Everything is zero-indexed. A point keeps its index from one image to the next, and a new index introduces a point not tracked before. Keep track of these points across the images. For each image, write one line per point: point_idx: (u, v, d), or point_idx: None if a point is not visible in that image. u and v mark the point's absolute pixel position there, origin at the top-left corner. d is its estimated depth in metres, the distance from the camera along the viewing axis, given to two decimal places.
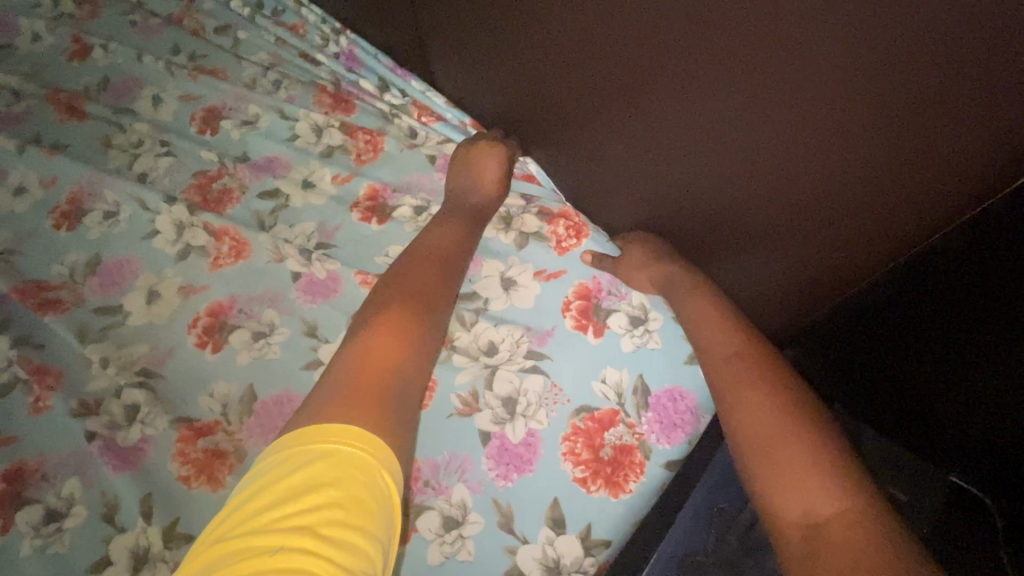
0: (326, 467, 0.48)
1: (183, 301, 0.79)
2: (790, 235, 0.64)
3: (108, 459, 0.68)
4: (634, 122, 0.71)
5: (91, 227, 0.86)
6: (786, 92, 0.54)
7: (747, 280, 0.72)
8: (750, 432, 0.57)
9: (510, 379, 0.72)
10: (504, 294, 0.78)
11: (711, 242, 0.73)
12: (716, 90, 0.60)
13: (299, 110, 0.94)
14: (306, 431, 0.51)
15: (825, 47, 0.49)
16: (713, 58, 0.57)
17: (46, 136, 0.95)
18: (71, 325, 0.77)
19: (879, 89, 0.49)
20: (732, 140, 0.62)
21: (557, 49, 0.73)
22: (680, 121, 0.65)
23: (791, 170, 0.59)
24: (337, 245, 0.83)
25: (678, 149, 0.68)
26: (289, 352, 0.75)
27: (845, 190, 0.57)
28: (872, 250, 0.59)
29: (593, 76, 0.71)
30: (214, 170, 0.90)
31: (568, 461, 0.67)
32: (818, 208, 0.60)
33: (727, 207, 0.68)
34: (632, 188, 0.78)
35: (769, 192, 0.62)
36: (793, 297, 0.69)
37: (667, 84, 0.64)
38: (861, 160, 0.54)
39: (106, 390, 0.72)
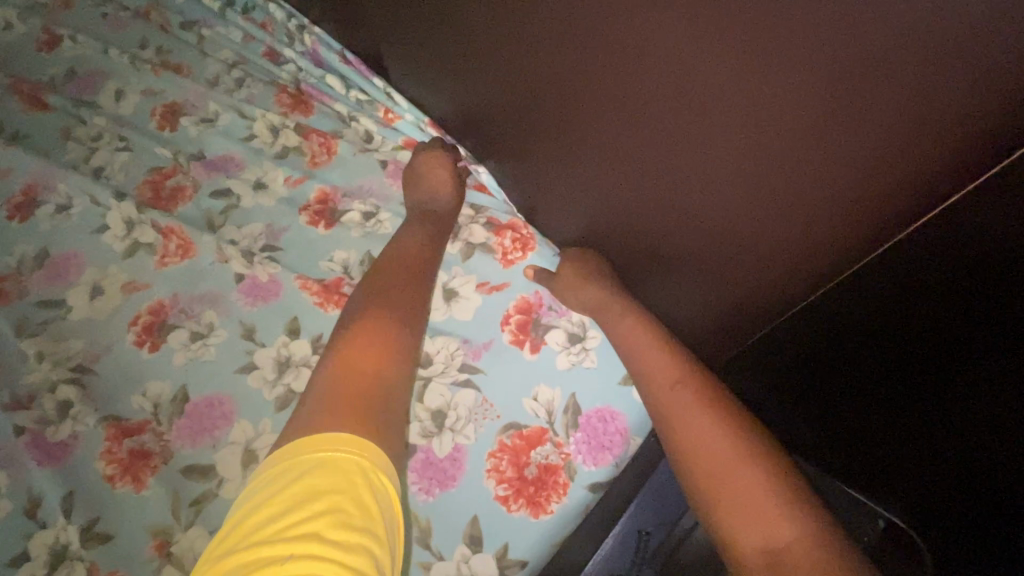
0: (324, 475, 0.48)
1: (126, 298, 0.79)
2: (739, 258, 0.65)
3: (35, 454, 0.68)
4: (586, 139, 0.72)
5: (42, 220, 0.86)
6: (723, 116, 0.56)
7: (693, 298, 0.73)
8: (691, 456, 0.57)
9: (442, 393, 0.71)
10: (444, 305, 0.78)
11: (662, 263, 0.73)
12: (657, 109, 0.61)
13: (257, 110, 0.94)
14: (297, 441, 0.51)
15: (769, 70, 0.50)
16: (662, 78, 0.59)
17: (7, 125, 0.95)
18: (14, 318, 0.77)
19: (824, 112, 0.50)
20: (683, 160, 0.63)
21: (515, 57, 0.73)
22: (631, 140, 0.66)
23: (739, 191, 0.60)
24: (283, 248, 0.82)
25: (631, 168, 0.69)
26: (224, 354, 0.75)
27: (792, 214, 0.57)
28: (818, 271, 0.60)
29: (549, 85, 0.71)
30: (168, 167, 0.90)
31: (492, 478, 0.66)
32: (765, 231, 0.60)
33: (678, 227, 0.68)
34: (581, 203, 0.78)
35: (719, 211, 0.63)
36: (739, 319, 0.70)
37: (620, 102, 0.65)
38: (807, 182, 0.55)
39: (40, 385, 0.72)
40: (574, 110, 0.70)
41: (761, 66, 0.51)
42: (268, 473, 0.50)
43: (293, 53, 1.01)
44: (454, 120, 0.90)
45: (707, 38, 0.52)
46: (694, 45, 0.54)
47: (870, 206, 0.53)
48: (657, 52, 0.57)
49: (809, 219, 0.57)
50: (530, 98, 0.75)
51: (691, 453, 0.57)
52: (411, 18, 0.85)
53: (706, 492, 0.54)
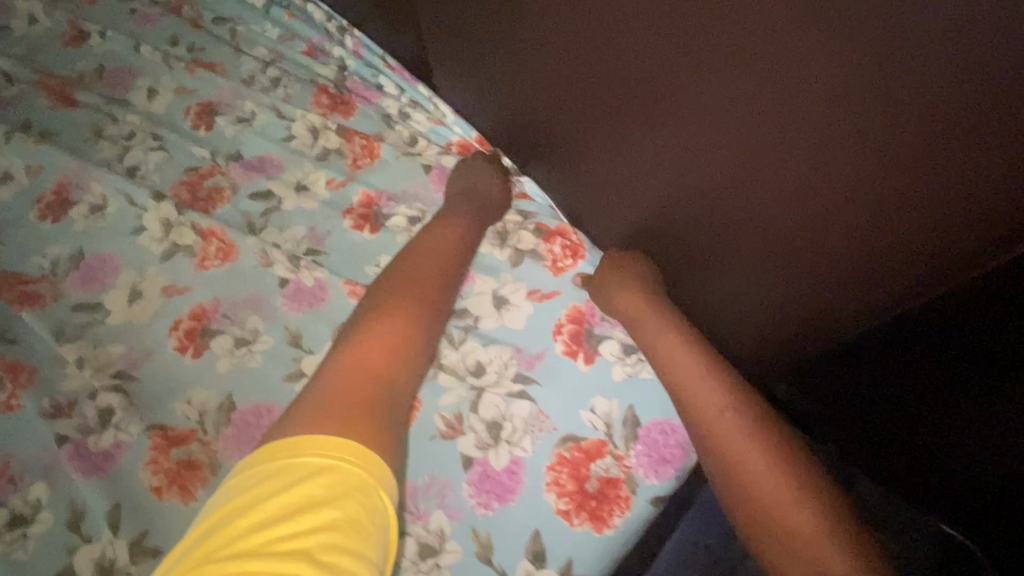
0: (319, 484, 0.46)
1: (165, 302, 0.77)
2: (771, 281, 0.63)
3: (77, 464, 0.66)
4: (630, 143, 0.69)
5: (76, 220, 0.83)
6: (746, 121, 0.54)
7: (727, 310, 0.70)
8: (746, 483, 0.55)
9: (497, 404, 0.70)
10: (495, 313, 0.76)
11: (694, 273, 0.72)
12: (685, 111, 0.60)
13: (296, 111, 0.92)
14: (296, 439, 0.48)
15: (832, 90, 0.47)
16: (716, 87, 0.55)
17: (36, 123, 0.93)
18: (50, 321, 0.75)
19: (852, 123, 0.48)
20: (723, 176, 0.60)
21: (563, 60, 0.70)
22: (675, 149, 0.63)
23: (777, 216, 0.57)
24: (327, 252, 0.81)
25: (671, 177, 0.66)
26: (271, 362, 0.73)
27: (833, 244, 0.55)
28: (850, 300, 0.58)
29: (596, 87, 0.68)
30: (206, 168, 0.88)
31: (552, 492, 0.65)
32: (801, 258, 0.58)
33: (711, 243, 0.66)
34: (624, 207, 0.76)
35: (754, 233, 0.61)
36: (767, 342, 0.69)
37: (667, 109, 0.61)
38: (852, 213, 0.52)
39: (79, 392, 0.70)
40: (621, 114, 0.67)
41: (823, 85, 0.48)
42: (257, 473, 0.47)
43: (338, 54, 0.99)
44: (496, 123, 0.88)
45: (776, 46, 0.49)
46: (758, 55, 0.50)
47: (915, 249, 0.50)
48: (716, 58, 0.53)
49: (847, 250, 0.54)
50: (576, 101, 0.72)
51: (737, 468, 0.56)
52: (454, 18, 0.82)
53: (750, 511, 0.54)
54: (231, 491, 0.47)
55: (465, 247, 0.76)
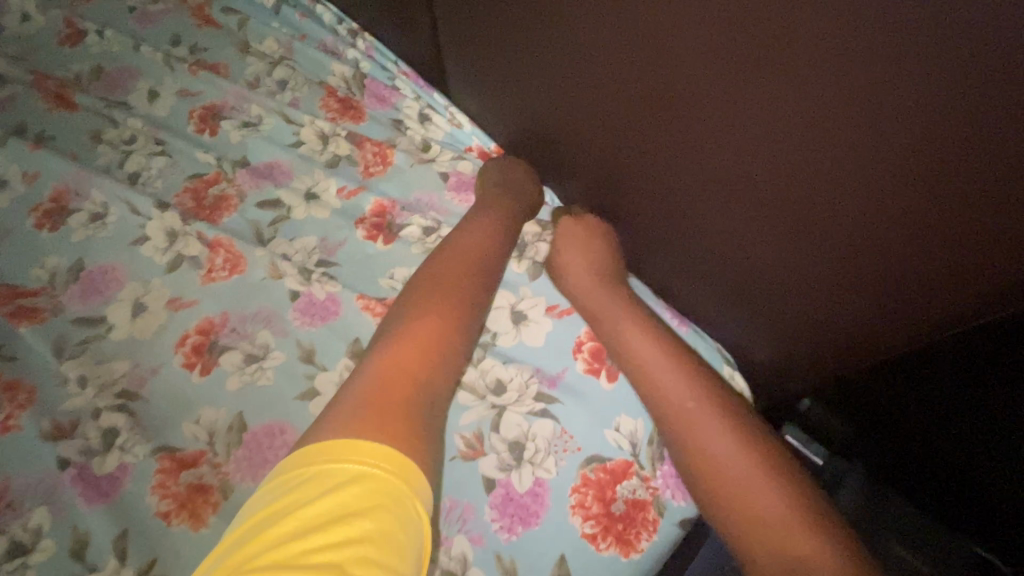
0: (352, 491, 0.44)
1: (171, 316, 0.74)
2: (808, 288, 0.65)
3: (81, 490, 0.63)
4: (666, 157, 0.69)
5: (76, 229, 0.80)
6: (796, 129, 0.56)
7: (764, 319, 0.72)
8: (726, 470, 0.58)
9: (518, 423, 0.67)
10: (514, 329, 0.74)
11: (727, 284, 0.73)
12: (728, 121, 0.61)
13: (304, 116, 0.90)
14: (327, 444, 0.48)
15: (883, 102, 0.50)
16: (766, 98, 0.57)
17: (31, 126, 0.89)
18: (50, 336, 0.72)
19: (904, 128, 0.50)
20: (765, 186, 0.62)
21: (603, 70, 0.69)
22: (716, 160, 0.64)
23: (820, 223, 0.60)
24: (339, 263, 0.78)
25: (709, 189, 0.67)
26: (283, 379, 0.70)
27: (872, 251, 0.57)
28: (891, 308, 0.59)
29: (636, 100, 0.68)
30: (210, 175, 0.85)
31: (578, 515, 0.63)
32: (842, 265, 0.60)
33: (748, 251, 0.68)
34: (654, 223, 0.76)
35: (794, 241, 0.63)
36: (803, 349, 0.70)
37: (711, 122, 0.62)
38: (894, 223, 0.55)
39: (81, 412, 0.67)
40: (659, 127, 0.68)
41: (875, 95, 0.50)
42: (291, 479, 0.46)
43: (354, 55, 0.98)
44: (521, 136, 0.88)
45: (827, 61, 0.51)
46: (811, 68, 0.52)
47: (955, 258, 0.53)
48: (767, 72, 0.55)
49: (885, 258, 0.57)
50: (612, 114, 0.72)
51: (709, 457, 0.59)
52: (482, 23, 0.81)
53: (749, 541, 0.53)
54: (264, 497, 0.46)
55: (490, 255, 0.73)
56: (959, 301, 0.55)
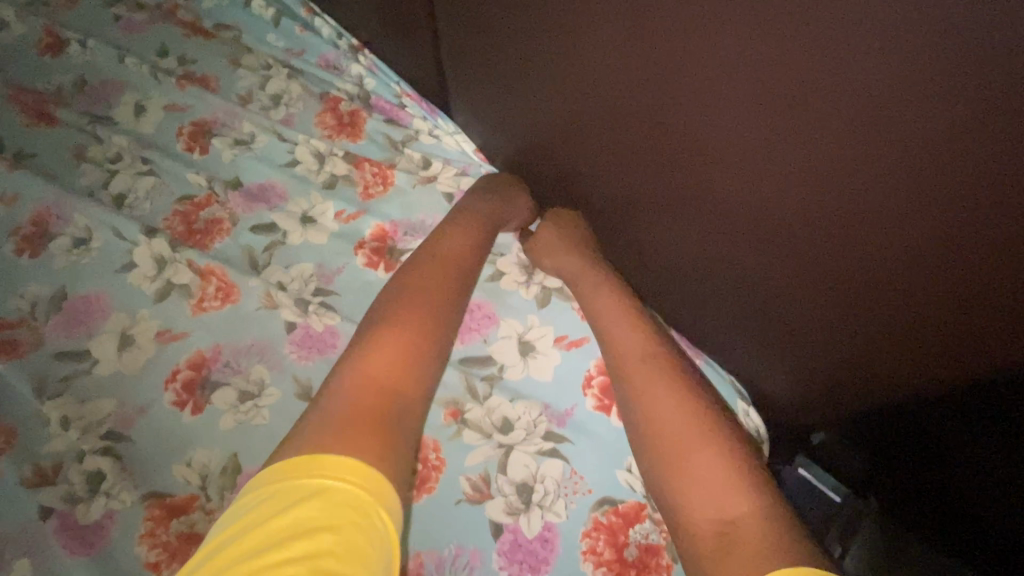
0: (319, 506, 0.42)
1: (160, 349, 0.70)
2: (821, 326, 0.65)
3: (64, 541, 0.59)
4: (679, 190, 0.68)
5: (57, 255, 0.76)
6: (803, 158, 0.55)
7: (776, 341, 0.71)
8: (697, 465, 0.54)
9: (527, 464, 0.65)
10: (521, 361, 0.71)
11: (739, 314, 0.72)
12: (733, 146, 0.59)
13: (299, 134, 0.86)
14: (293, 463, 0.45)
15: (890, 128, 0.49)
16: (788, 143, 0.55)
17: (9, 143, 0.85)
18: (30, 373, 0.68)
19: (912, 154, 0.49)
20: (780, 227, 0.61)
21: (611, 99, 0.67)
22: (726, 194, 0.63)
23: (835, 267, 0.60)
24: (337, 292, 0.75)
25: (723, 226, 0.66)
26: (279, 418, 0.66)
27: (887, 296, 0.58)
28: (903, 328, 0.59)
29: (645, 133, 0.66)
30: (201, 197, 0.81)
31: (589, 561, 0.61)
32: (857, 307, 0.61)
33: (761, 287, 0.67)
34: (663, 253, 0.75)
35: (808, 281, 0.63)
36: (816, 372, 0.70)
37: (726, 160, 0.61)
38: (903, 265, 0.55)
39: (65, 455, 0.63)
40: (672, 160, 0.66)
41: (888, 141, 0.49)
42: (257, 496, 0.44)
43: (357, 70, 0.94)
44: (523, 156, 0.85)
45: (841, 101, 0.50)
46: (835, 113, 0.51)
47: (967, 304, 0.53)
48: (789, 117, 0.54)
49: (898, 303, 0.58)
50: (618, 144, 0.70)
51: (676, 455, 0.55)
52: (485, 42, 0.77)
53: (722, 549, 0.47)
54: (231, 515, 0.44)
55: None
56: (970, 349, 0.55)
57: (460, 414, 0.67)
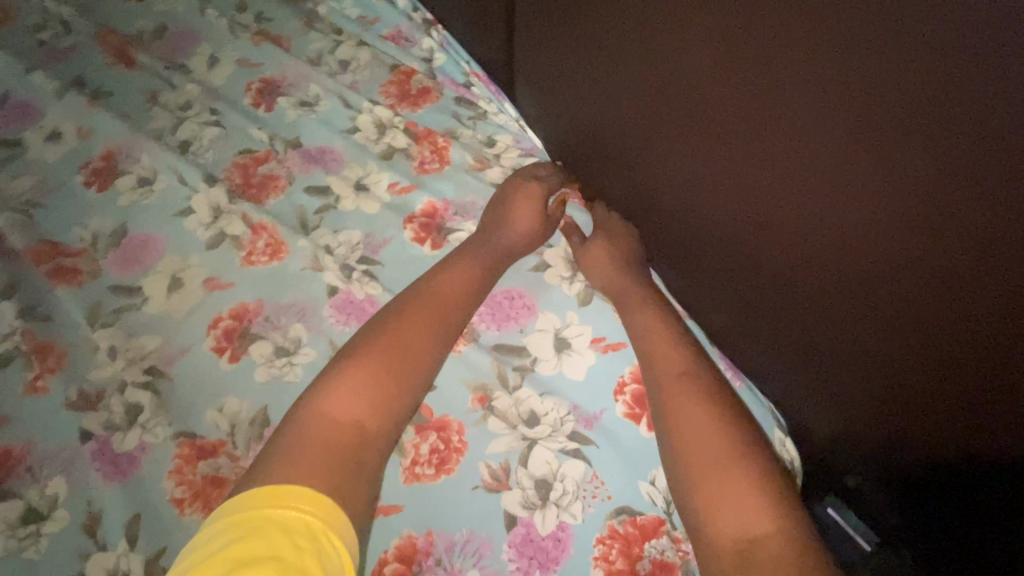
0: (268, 535, 0.44)
1: (206, 296, 0.72)
2: (857, 374, 0.60)
3: (99, 464, 0.62)
4: (719, 200, 0.64)
5: (122, 192, 0.79)
6: (811, 175, 0.53)
7: (781, 365, 0.68)
8: (719, 483, 0.52)
9: (548, 460, 0.64)
10: (555, 357, 0.70)
11: (751, 332, 0.69)
12: (747, 154, 0.58)
13: (363, 101, 0.86)
14: (239, 498, 0.47)
15: (891, 150, 0.47)
16: (863, 177, 0.50)
17: (90, 79, 0.89)
18: (84, 300, 0.71)
19: (915, 179, 0.46)
20: (803, 254, 0.58)
21: (685, 106, 0.62)
22: (737, 203, 0.62)
23: (843, 303, 0.57)
24: (382, 263, 0.75)
25: (770, 255, 0.62)
26: (311, 378, 0.67)
27: (931, 349, 0.52)
28: (899, 364, 0.56)
29: (713, 146, 0.61)
30: (261, 152, 0.82)
31: (600, 568, 0.59)
32: (899, 365, 0.56)
33: (798, 315, 0.62)
34: (699, 266, 0.72)
35: (852, 319, 0.57)
36: (817, 401, 0.67)
37: (785, 173, 0.56)
38: (898, 296, 0.52)
39: (108, 384, 0.66)
40: (716, 170, 0.62)
41: (888, 162, 0.48)
42: (212, 530, 0.45)
43: (428, 45, 0.93)
44: (577, 149, 0.82)
45: (851, 118, 0.48)
46: (841, 128, 0.49)
47: (960, 343, 0.50)
48: (835, 140, 0.50)
49: (919, 355, 0.53)
50: (682, 156, 0.66)
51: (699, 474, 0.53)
52: (560, 36, 0.76)
53: (743, 567, 0.46)
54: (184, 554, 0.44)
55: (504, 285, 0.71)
56: (1005, 440, 0.50)
57: (488, 401, 0.67)
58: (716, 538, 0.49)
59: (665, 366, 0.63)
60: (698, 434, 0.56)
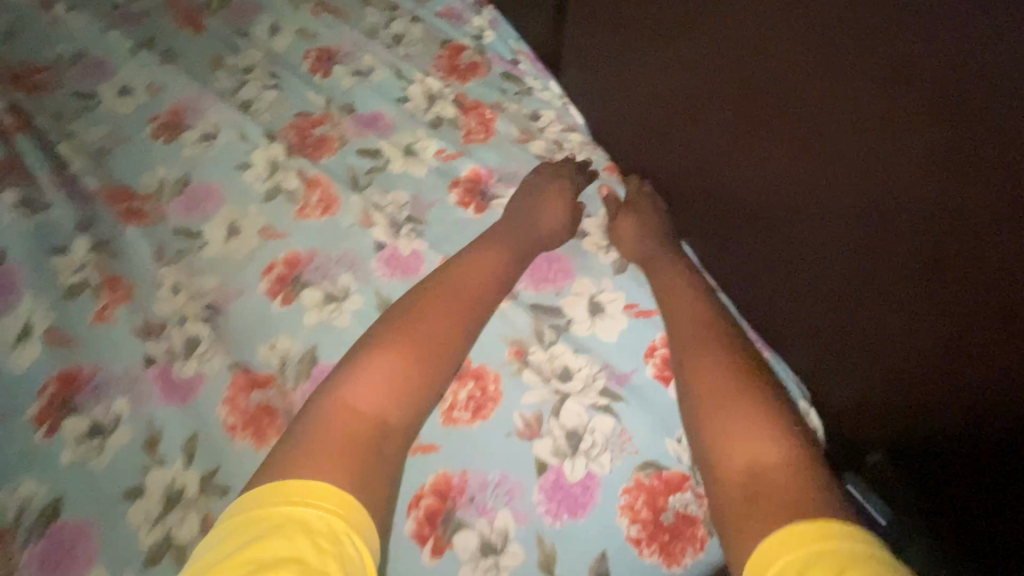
0: (287, 533, 0.43)
1: (262, 243, 0.76)
2: (872, 332, 0.62)
3: (160, 388, 0.67)
4: (754, 150, 0.66)
5: (187, 145, 0.84)
6: (848, 115, 0.56)
7: (807, 326, 0.69)
8: (734, 427, 0.55)
9: (579, 413, 0.67)
10: (589, 319, 0.73)
11: (779, 293, 0.71)
12: (784, 101, 0.61)
13: (416, 72, 0.91)
14: (255, 495, 0.47)
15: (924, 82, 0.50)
16: (896, 110, 0.52)
17: (160, 41, 0.94)
18: (150, 239, 0.76)
19: (948, 110, 0.49)
20: (835, 199, 0.60)
21: (714, 71, 0.68)
22: (773, 151, 0.64)
23: (870, 246, 0.58)
24: (428, 222, 0.78)
25: (794, 213, 0.65)
26: (358, 323, 0.71)
27: (954, 288, 0.53)
28: (922, 309, 0.56)
29: (742, 108, 0.66)
30: (318, 115, 0.87)
31: (625, 516, 0.62)
32: (915, 314, 0.57)
33: (825, 265, 0.64)
34: (732, 227, 0.74)
35: (877, 263, 0.58)
36: (840, 364, 0.67)
37: (821, 114, 0.58)
38: (925, 236, 0.53)
39: (170, 316, 0.71)
40: (755, 121, 0.65)
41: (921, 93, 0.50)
42: (230, 526, 0.45)
43: (479, 23, 0.98)
44: (618, 124, 0.86)
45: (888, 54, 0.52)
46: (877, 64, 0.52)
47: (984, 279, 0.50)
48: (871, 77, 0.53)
49: (944, 296, 0.53)
50: (711, 120, 0.70)
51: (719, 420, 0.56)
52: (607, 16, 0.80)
53: (749, 499, 0.49)
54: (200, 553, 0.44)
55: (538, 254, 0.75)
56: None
57: (523, 355, 0.70)
58: (724, 473, 0.53)
59: (691, 324, 0.66)
60: (718, 386, 0.59)
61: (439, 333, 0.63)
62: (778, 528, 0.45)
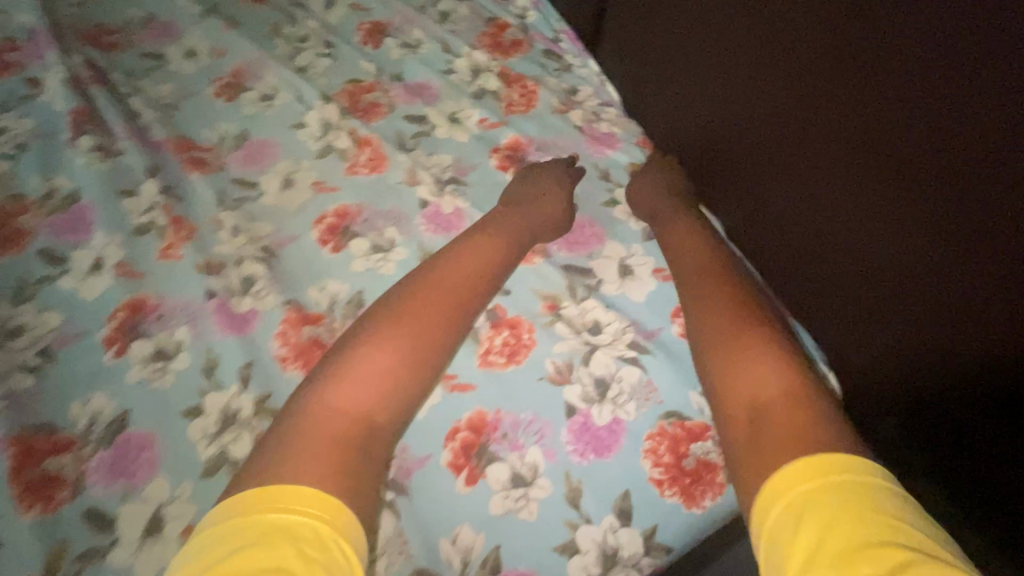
0: (276, 543, 0.41)
1: (315, 195, 0.82)
2: (862, 297, 0.65)
3: (219, 319, 0.72)
4: (756, 127, 0.71)
5: (247, 104, 0.90)
6: (836, 90, 0.60)
7: (806, 295, 0.73)
8: (745, 364, 0.58)
9: (608, 364, 0.71)
10: (619, 280, 0.77)
11: (781, 263, 0.74)
12: (781, 79, 0.66)
13: (462, 47, 0.96)
14: (242, 499, 0.45)
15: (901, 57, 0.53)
16: (878, 84, 0.56)
17: (224, 9, 1.00)
18: (212, 187, 0.81)
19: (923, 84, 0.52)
20: (828, 172, 0.64)
21: (719, 52, 0.72)
22: (773, 128, 0.68)
23: (858, 214, 0.62)
24: (469, 184, 0.83)
25: (792, 185, 0.69)
26: (402, 271, 0.76)
27: (934, 250, 0.56)
28: (905, 272, 0.59)
29: (745, 85, 0.70)
30: (368, 82, 0.92)
31: (648, 459, 0.66)
32: (899, 275, 0.60)
33: (820, 234, 0.67)
34: (740, 201, 0.78)
35: (865, 230, 0.62)
36: (835, 331, 0.70)
37: (812, 91, 0.62)
38: (908, 202, 0.57)
39: (229, 257, 0.76)
40: (756, 98, 0.69)
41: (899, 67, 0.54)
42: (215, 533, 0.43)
43: (523, 4, 1.02)
44: (644, 100, 0.90)
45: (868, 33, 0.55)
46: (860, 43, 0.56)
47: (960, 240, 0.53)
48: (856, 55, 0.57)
49: (926, 258, 0.57)
50: (719, 96, 0.75)
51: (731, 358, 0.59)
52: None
53: (754, 422, 0.53)
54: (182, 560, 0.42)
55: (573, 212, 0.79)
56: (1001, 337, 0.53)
57: (556, 309, 0.74)
58: (729, 402, 0.57)
59: (699, 279, 0.70)
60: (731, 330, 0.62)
61: (470, 282, 0.68)
62: (785, 445, 0.49)
